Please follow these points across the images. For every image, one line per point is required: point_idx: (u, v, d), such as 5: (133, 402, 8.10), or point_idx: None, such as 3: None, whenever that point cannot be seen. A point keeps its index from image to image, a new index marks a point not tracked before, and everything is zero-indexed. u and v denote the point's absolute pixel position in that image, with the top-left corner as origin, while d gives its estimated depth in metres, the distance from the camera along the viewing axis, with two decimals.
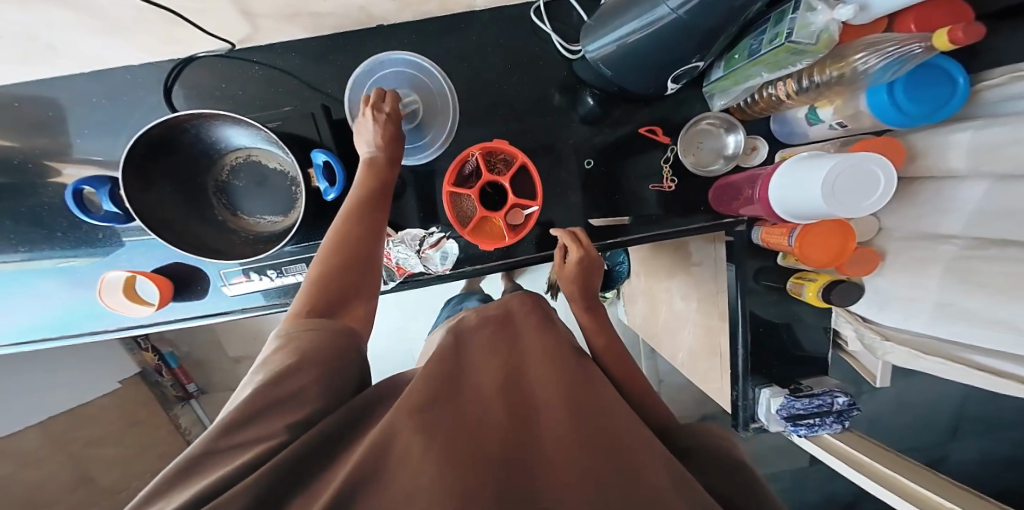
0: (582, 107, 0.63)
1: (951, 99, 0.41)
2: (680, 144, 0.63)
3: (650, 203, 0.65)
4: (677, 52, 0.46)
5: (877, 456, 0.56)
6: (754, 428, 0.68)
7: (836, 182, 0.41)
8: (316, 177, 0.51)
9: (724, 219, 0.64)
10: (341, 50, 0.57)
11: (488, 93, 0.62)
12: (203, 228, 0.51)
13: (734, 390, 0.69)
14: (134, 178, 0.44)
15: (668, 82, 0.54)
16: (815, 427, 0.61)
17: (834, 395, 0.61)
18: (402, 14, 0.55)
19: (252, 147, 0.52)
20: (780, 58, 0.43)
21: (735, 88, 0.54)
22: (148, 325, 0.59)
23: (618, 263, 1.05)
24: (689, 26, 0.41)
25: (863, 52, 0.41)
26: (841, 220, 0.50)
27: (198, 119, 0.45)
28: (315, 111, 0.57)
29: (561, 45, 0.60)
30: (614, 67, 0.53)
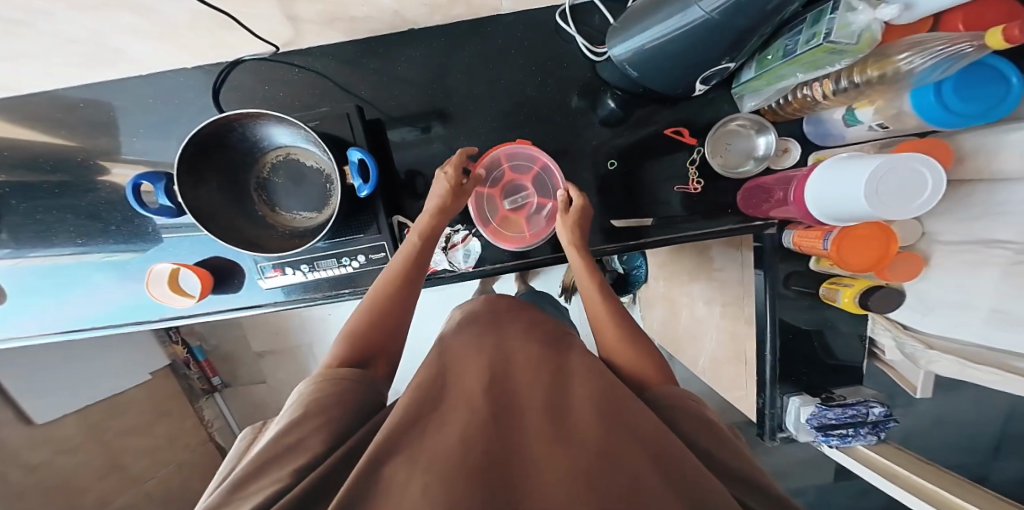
0: (604, 110, 0.63)
1: (1006, 96, 0.39)
2: (706, 145, 0.62)
3: (674, 205, 0.64)
4: (711, 54, 0.46)
5: (919, 470, 0.53)
6: (781, 438, 0.66)
7: (884, 180, 0.40)
8: (350, 174, 0.51)
9: (754, 221, 0.63)
10: (372, 54, 0.59)
11: (513, 95, 0.62)
12: (244, 222, 0.53)
13: (760, 398, 0.67)
14: (186, 175, 0.47)
15: (697, 83, 0.54)
16: (847, 438, 0.59)
17: (869, 405, 0.58)
18: (432, 19, 0.56)
19: (291, 145, 0.53)
20: (816, 58, 0.43)
21: (768, 88, 0.53)
22: (186, 316, 0.61)
23: (635, 267, 1.08)
24: (722, 27, 0.40)
25: (907, 52, 0.40)
26: (880, 223, 0.48)
27: (245, 119, 0.47)
28: (350, 111, 0.54)
29: (586, 47, 0.60)
30: (640, 68, 0.52)
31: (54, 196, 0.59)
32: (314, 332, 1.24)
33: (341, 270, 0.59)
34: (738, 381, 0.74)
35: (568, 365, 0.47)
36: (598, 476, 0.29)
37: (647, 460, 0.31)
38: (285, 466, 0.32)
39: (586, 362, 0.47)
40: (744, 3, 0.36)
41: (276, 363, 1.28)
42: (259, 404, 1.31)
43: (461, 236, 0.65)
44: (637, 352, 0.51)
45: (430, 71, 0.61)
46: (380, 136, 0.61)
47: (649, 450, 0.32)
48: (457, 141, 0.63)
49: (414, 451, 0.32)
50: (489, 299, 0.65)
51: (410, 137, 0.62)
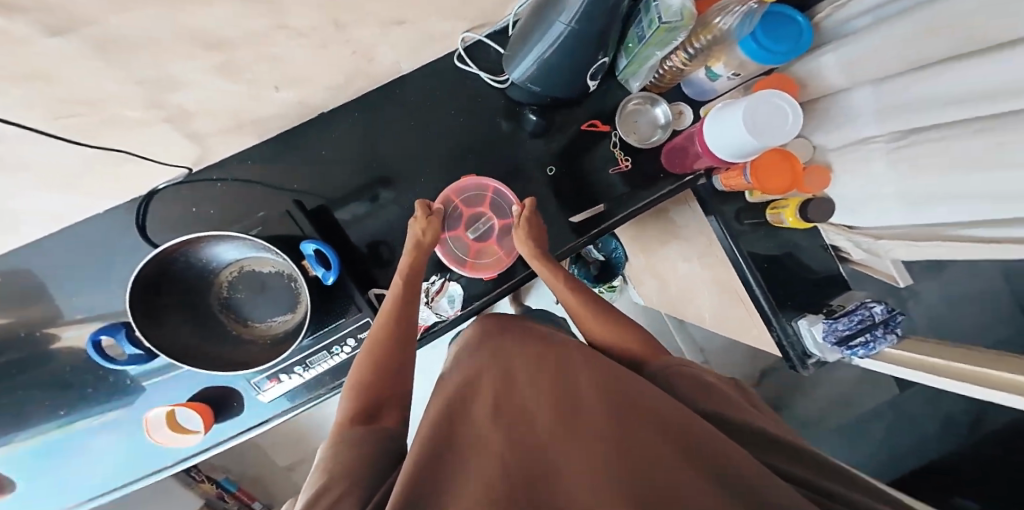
0: (528, 124, 0.66)
1: (801, 34, 0.46)
2: (619, 127, 0.65)
3: (617, 185, 0.67)
4: (588, 57, 0.50)
5: (946, 354, 0.54)
6: (813, 363, 0.65)
7: (755, 110, 0.43)
8: (312, 266, 0.53)
9: (685, 177, 0.66)
10: (291, 148, 0.61)
11: (434, 140, 0.66)
12: (219, 346, 0.54)
13: (773, 333, 0.68)
14: (146, 319, 0.47)
15: (588, 81, 0.57)
16: (872, 345, 0.59)
17: (869, 305, 0.59)
18: (339, 98, 0.59)
19: (242, 258, 0.55)
20: (661, 38, 0.47)
21: (642, 70, 0.56)
22: (200, 453, 0.61)
23: (613, 249, 1.06)
24: (584, 33, 0.45)
25: (720, 16, 0.47)
26: (781, 148, 0.52)
27: (186, 247, 0.48)
28: (290, 209, 0.61)
29: (490, 79, 0.63)
30: (539, 84, 0.57)
31: (19, 375, 0.59)
32: None
33: (336, 359, 0.59)
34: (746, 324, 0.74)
35: (569, 360, 0.47)
36: (628, 453, 0.26)
37: (673, 435, 0.28)
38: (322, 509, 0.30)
39: (586, 359, 0.46)
40: (592, 5, 0.41)
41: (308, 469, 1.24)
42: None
43: (439, 287, 0.66)
44: (628, 334, 0.53)
45: (352, 146, 0.64)
46: (329, 219, 0.64)
47: (671, 426, 0.30)
48: (397, 200, 0.66)
49: (445, 479, 0.29)
50: (480, 323, 0.64)
51: (359, 212, 0.65)
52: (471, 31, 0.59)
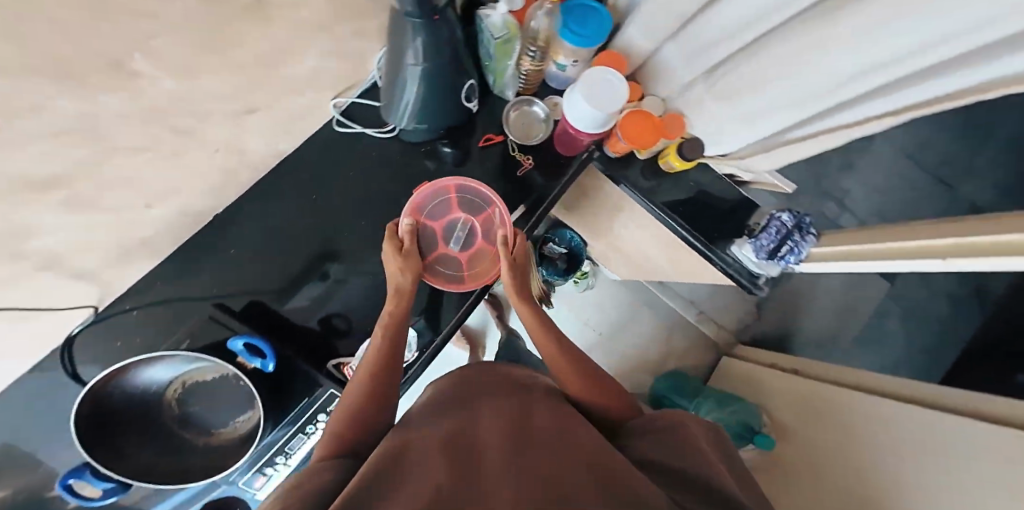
0: (447, 156, 0.67)
1: (603, 15, 0.55)
2: (513, 134, 0.65)
3: (529, 186, 0.70)
4: (456, 93, 0.55)
5: (866, 238, 0.55)
6: (763, 281, 0.70)
7: (587, 88, 0.54)
8: (246, 359, 0.55)
9: (578, 156, 0.70)
10: (195, 258, 0.58)
11: (342, 200, 0.66)
12: (186, 461, 0.53)
13: (717, 265, 0.73)
14: (101, 456, 0.48)
15: (466, 104, 0.60)
16: (798, 249, 0.64)
17: (777, 217, 0.64)
18: (227, 198, 0.57)
19: (182, 373, 0.54)
20: (502, 48, 0.54)
21: (507, 79, 0.61)
22: None
23: (569, 238, 1.09)
24: (439, 66, 0.48)
25: (533, 19, 0.56)
26: (640, 110, 0.63)
27: (114, 380, 0.48)
28: (212, 312, 0.59)
29: (376, 132, 0.64)
30: (422, 122, 0.59)
31: None
32: None
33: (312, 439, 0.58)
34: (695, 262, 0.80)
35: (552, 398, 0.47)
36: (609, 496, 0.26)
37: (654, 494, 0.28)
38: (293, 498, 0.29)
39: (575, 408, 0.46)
40: (432, 42, 0.44)
41: None
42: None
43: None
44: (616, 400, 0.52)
45: (262, 233, 0.62)
46: (257, 310, 0.63)
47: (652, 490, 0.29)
48: (344, 271, 0.67)
49: (425, 474, 0.28)
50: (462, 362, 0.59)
51: (315, 294, 0.66)
52: (341, 96, 0.57)
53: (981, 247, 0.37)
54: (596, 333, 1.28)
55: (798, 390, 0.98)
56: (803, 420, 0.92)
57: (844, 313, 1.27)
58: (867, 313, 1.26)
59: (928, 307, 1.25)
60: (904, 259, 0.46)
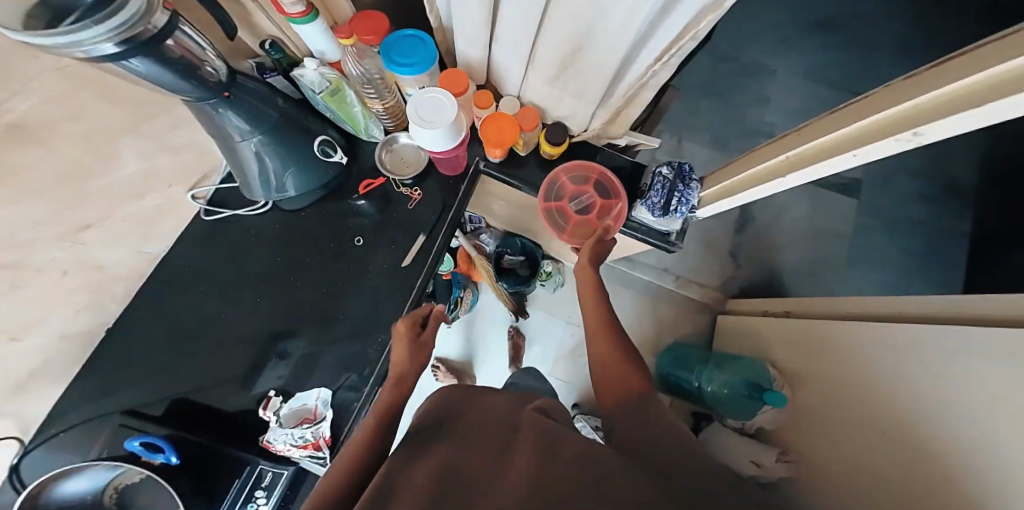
0: (361, 209, 0.71)
1: (423, 42, 0.59)
2: (393, 172, 0.70)
3: (422, 214, 0.72)
4: (310, 149, 0.63)
5: (738, 170, 0.57)
6: (674, 237, 0.72)
7: (417, 112, 0.57)
8: (151, 455, 0.52)
9: (466, 172, 0.74)
10: (104, 370, 0.61)
11: (236, 279, 0.67)
12: None
13: (629, 233, 0.74)
14: None
15: (333, 158, 0.67)
16: (687, 197, 0.66)
17: (659, 173, 0.67)
18: (109, 309, 0.61)
19: (109, 479, 0.49)
20: (334, 97, 0.62)
21: (366, 123, 0.68)
22: None
23: (514, 241, 1.09)
24: (273, 129, 0.57)
25: (352, 69, 0.63)
26: (494, 114, 0.64)
27: (42, 493, 0.45)
28: (123, 420, 0.59)
29: (247, 210, 0.68)
30: (300, 185, 0.66)
31: None
32: None
33: None
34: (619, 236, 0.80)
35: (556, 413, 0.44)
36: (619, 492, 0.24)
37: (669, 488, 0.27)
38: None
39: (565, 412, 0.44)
40: (252, 113, 0.53)
41: None
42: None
43: (295, 410, 0.62)
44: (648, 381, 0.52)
45: (163, 335, 0.64)
46: (176, 406, 0.62)
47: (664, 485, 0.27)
48: (305, 343, 0.66)
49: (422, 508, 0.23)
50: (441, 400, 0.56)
51: (282, 372, 0.65)
52: (198, 186, 0.65)
53: (868, 131, 0.36)
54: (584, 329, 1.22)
55: (791, 331, 0.90)
56: (803, 363, 0.84)
57: (821, 236, 1.24)
58: (843, 231, 1.24)
59: (899, 210, 1.24)
60: (806, 167, 0.43)
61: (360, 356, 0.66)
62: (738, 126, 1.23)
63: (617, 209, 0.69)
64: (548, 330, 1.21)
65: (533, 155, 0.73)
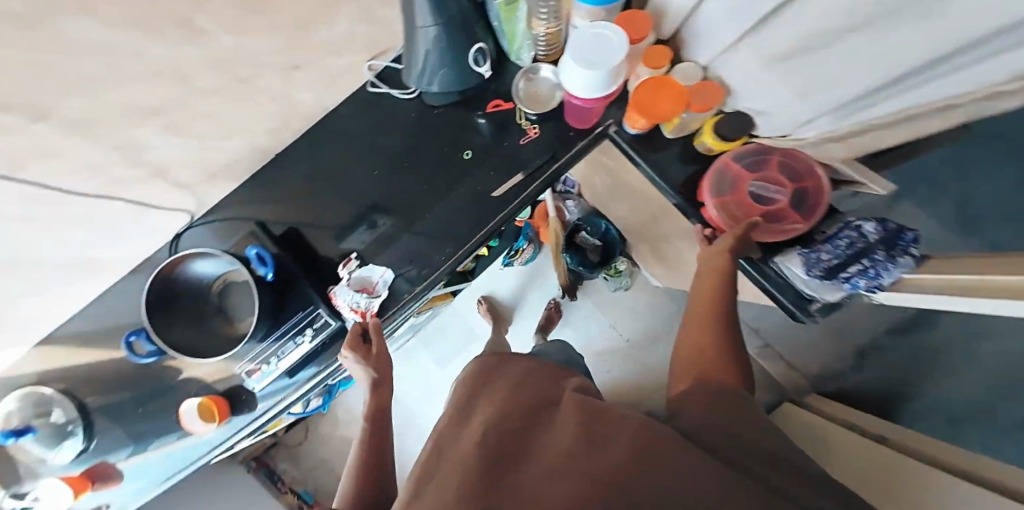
0: (479, 129, 0.67)
1: None
2: (523, 102, 0.63)
3: (534, 155, 0.66)
4: (466, 54, 0.58)
5: (943, 265, 0.40)
6: (815, 310, 0.55)
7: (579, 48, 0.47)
8: (257, 266, 0.61)
9: (595, 130, 0.64)
10: (258, 190, 0.67)
11: (357, 145, 0.70)
12: (207, 341, 0.61)
13: (754, 278, 0.59)
14: (157, 322, 0.56)
15: (478, 69, 0.61)
16: (875, 273, 0.45)
17: (857, 226, 0.48)
18: (283, 141, 0.64)
19: (226, 272, 0.61)
20: (508, 9, 0.51)
21: (522, 46, 0.59)
22: (225, 442, 0.73)
23: (603, 227, 1.06)
24: (446, 21, 0.52)
25: None
26: (664, 79, 0.52)
27: (180, 262, 0.55)
28: (254, 228, 0.67)
29: (398, 93, 0.67)
30: (441, 84, 0.63)
31: (112, 408, 0.75)
32: None
33: (302, 347, 0.64)
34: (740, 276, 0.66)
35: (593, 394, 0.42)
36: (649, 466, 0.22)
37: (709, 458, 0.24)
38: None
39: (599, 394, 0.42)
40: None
41: None
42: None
43: (358, 275, 0.65)
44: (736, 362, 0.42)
45: (300, 173, 0.68)
46: (295, 238, 0.70)
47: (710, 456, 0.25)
48: (392, 225, 0.69)
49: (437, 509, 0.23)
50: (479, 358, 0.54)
51: (365, 238, 0.70)
52: (377, 58, 0.60)
53: None
54: (624, 340, 1.18)
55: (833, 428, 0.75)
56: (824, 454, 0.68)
57: None
58: None
59: None
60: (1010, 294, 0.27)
61: (419, 261, 0.68)
62: (998, 212, 0.88)
63: (790, 232, 0.53)
64: (601, 317, 1.19)
65: (685, 141, 0.60)
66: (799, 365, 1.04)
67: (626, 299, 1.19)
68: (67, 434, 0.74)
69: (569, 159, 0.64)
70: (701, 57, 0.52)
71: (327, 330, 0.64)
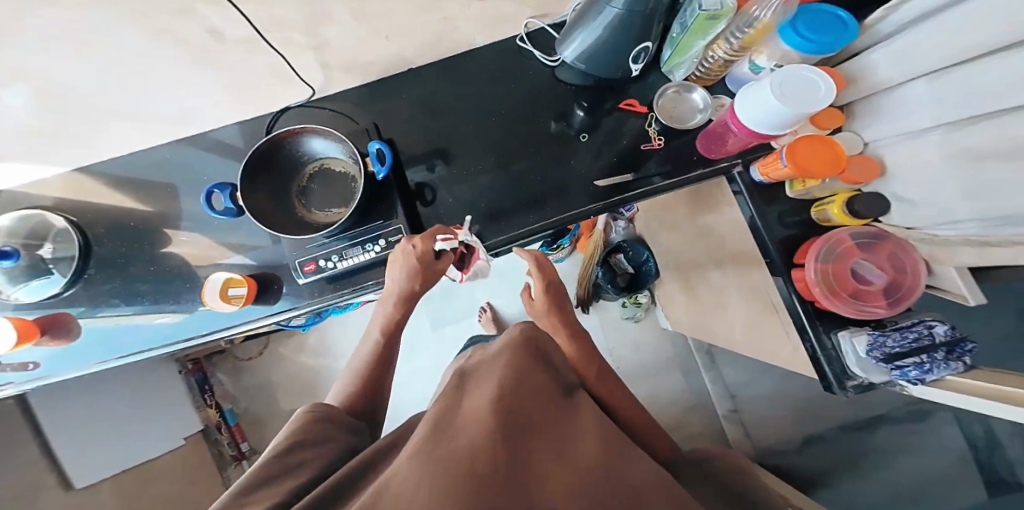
0: (575, 120, 0.70)
1: (846, 28, 0.45)
2: (658, 110, 0.67)
3: (646, 164, 0.67)
4: (628, 52, 0.59)
5: (1013, 381, 0.47)
6: (852, 387, 0.61)
7: (784, 79, 0.43)
8: (373, 161, 0.58)
9: (719, 164, 0.65)
10: (382, 93, 0.71)
11: (485, 94, 0.71)
12: (280, 216, 0.59)
13: (807, 342, 0.65)
14: (246, 180, 0.56)
15: (630, 65, 0.62)
16: (927, 368, 0.53)
17: (929, 325, 0.55)
18: (423, 57, 0.68)
19: (325, 157, 0.61)
20: (702, 26, 0.50)
21: (683, 60, 0.59)
22: (223, 329, 0.69)
23: (644, 261, 1.13)
24: (629, 17, 0.52)
25: (757, 7, 0.47)
26: (828, 139, 0.53)
27: (295, 133, 0.57)
28: (368, 128, 0.68)
29: (543, 59, 0.70)
30: (586, 61, 0.63)
31: (127, 249, 0.72)
32: None
33: (367, 256, 0.62)
34: (781, 338, 0.72)
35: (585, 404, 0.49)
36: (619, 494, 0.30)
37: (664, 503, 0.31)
38: (272, 490, 0.37)
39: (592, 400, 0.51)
40: None
41: None
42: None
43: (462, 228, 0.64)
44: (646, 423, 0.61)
45: (421, 95, 0.71)
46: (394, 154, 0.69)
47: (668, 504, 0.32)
48: (446, 174, 0.69)
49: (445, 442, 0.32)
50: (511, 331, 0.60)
51: (428, 175, 0.69)
52: (537, 17, 0.66)
53: None
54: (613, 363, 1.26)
55: None
56: None
57: None
58: None
59: None
60: None
61: (503, 218, 0.68)
62: None
63: (870, 311, 0.56)
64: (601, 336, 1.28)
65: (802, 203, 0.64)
66: (752, 434, 1.22)
67: (632, 330, 1.30)
68: (42, 273, 0.69)
69: (676, 182, 0.66)
70: (867, 133, 0.56)
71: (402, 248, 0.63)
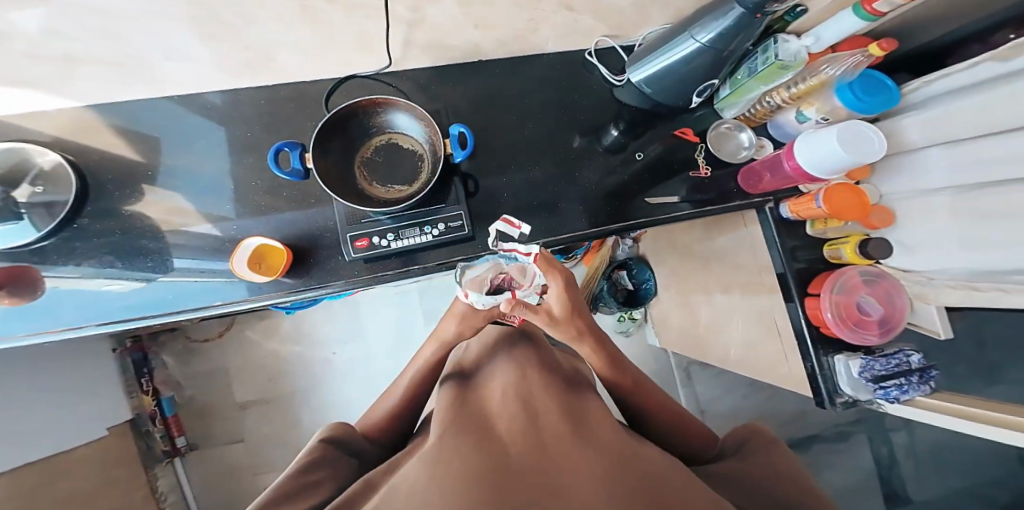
0: (608, 137, 0.73)
1: (890, 92, 0.58)
2: (708, 142, 0.74)
3: (690, 188, 0.72)
4: (696, 83, 0.65)
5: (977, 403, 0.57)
6: (841, 403, 0.67)
7: (846, 129, 0.55)
8: (451, 145, 0.60)
9: (754, 199, 0.73)
10: (449, 78, 0.71)
11: (549, 96, 0.73)
12: (341, 182, 0.58)
13: (807, 362, 0.71)
14: (316, 143, 0.56)
15: (693, 96, 0.69)
16: (904, 389, 0.62)
17: (907, 354, 0.64)
18: (498, 51, 0.70)
19: (394, 133, 0.62)
20: (772, 74, 0.60)
21: (741, 101, 0.69)
22: (229, 304, 0.61)
23: (645, 281, 1.22)
24: (710, 53, 0.58)
25: (828, 65, 0.59)
26: (857, 190, 0.62)
27: (374, 106, 0.58)
28: (439, 109, 0.69)
29: (608, 75, 0.74)
30: (652, 85, 0.68)
31: (130, 193, 0.63)
32: (316, 376, 1.31)
33: (425, 238, 0.63)
34: (777, 359, 0.80)
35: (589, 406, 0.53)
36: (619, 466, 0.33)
37: (663, 468, 0.35)
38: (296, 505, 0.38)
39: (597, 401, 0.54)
40: (728, 32, 0.54)
41: (259, 414, 1.28)
42: (231, 467, 1.24)
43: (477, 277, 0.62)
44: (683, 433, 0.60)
45: (487, 87, 0.72)
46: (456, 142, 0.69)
47: (665, 467, 0.35)
48: (501, 167, 0.70)
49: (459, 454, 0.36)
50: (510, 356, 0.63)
51: (486, 164, 0.69)
52: (610, 37, 0.73)
53: None
54: None
55: None
56: None
57: None
58: None
59: None
60: None
61: (557, 218, 0.69)
62: None
63: (868, 337, 0.64)
64: None
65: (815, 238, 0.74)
66: None
67: (621, 343, 1.36)
68: (8, 218, 0.58)
69: (714, 208, 0.72)
70: (886, 186, 0.68)
71: (458, 235, 0.64)
